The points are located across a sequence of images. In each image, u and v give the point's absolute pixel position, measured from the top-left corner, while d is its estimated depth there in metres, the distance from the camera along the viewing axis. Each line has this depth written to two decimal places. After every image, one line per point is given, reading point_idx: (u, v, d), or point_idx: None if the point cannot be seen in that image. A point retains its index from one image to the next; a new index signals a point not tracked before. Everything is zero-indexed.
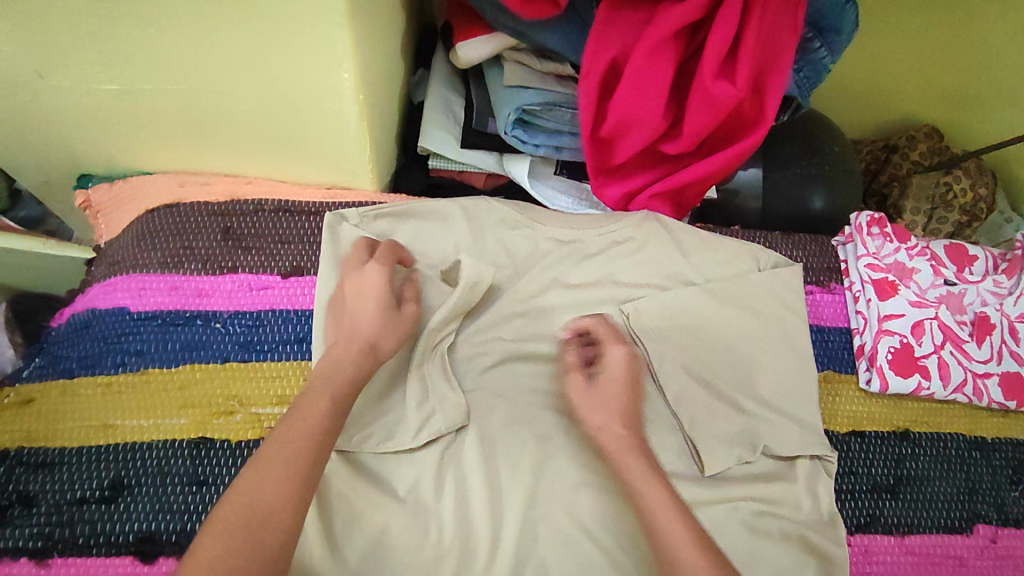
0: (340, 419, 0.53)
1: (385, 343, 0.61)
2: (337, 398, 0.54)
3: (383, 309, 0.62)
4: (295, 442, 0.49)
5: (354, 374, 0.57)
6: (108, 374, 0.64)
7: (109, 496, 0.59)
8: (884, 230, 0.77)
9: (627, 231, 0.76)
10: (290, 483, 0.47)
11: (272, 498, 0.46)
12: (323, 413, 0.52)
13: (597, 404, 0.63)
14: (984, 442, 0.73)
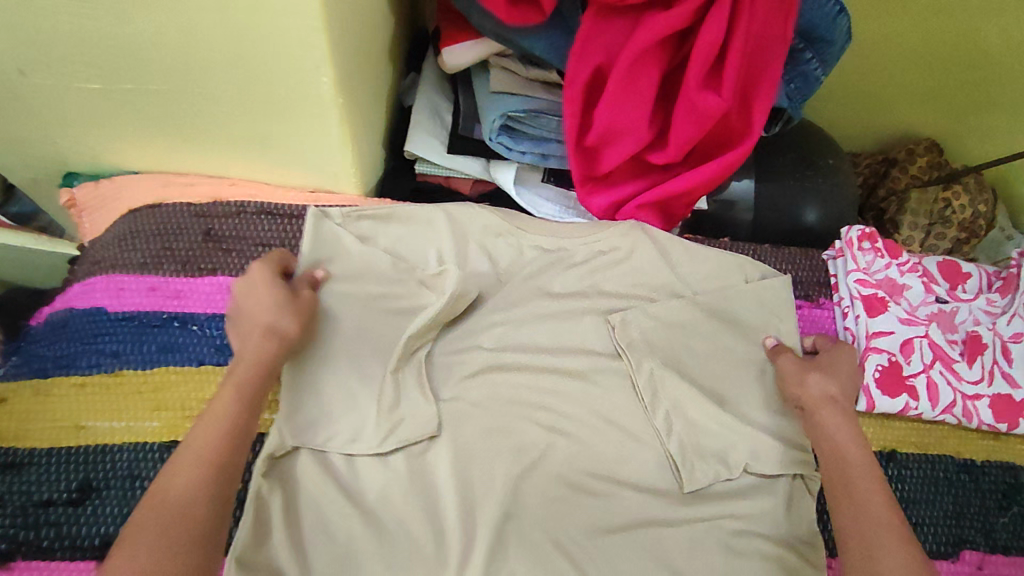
0: (249, 411, 0.54)
1: (280, 321, 0.60)
2: (246, 383, 0.56)
3: (268, 296, 0.61)
4: (194, 441, 0.51)
5: (259, 359, 0.57)
6: (82, 375, 0.64)
7: (77, 498, 0.59)
8: (875, 245, 0.75)
9: (612, 240, 0.75)
10: (201, 469, 0.49)
11: (184, 495, 0.48)
12: (230, 400, 0.54)
13: (805, 378, 0.66)
14: (973, 465, 0.71)
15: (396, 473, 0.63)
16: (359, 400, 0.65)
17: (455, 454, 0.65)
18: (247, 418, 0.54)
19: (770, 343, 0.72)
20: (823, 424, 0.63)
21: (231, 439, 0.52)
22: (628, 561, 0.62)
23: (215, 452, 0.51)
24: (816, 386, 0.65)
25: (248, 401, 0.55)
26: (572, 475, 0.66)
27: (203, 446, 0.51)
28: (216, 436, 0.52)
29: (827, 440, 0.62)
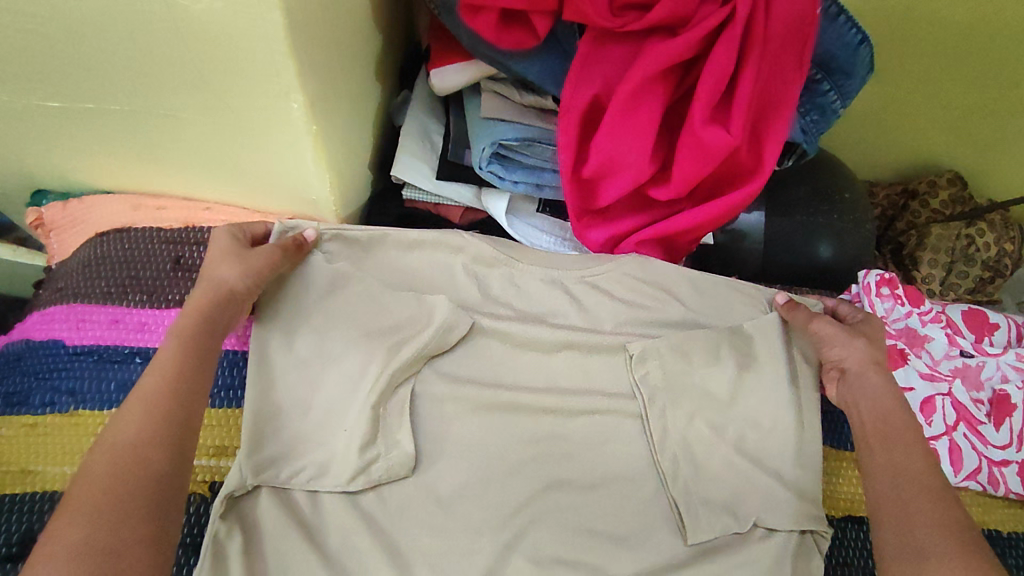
0: (203, 352, 0.52)
1: (222, 272, 0.57)
2: (192, 329, 0.53)
3: (222, 251, 0.59)
4: (149, 382, 0.48)
5: (201, 307, 0.54)
6: (34, 414, 0.59)
7: (16, 552, 0.53)
8: (895, 291, 0.70)
9: (613, 277, 0.71)
10: (149, 417, 0.46)
11: (136, 439, 0.45)
12: (172, 347, 0.51)
13: (842, 341, 0.64)
14: (997, 536, 0.64)
15: (368, 521, 0.59)
16: (335, 442, 0.60)
17: (431, 502, 0.60)
18: (194, 363, 0.51)
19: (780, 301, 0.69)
20: (865, 386, 0.61)
21: (176, 383, 0.49)
22: None
23: (164, 395, 0.48)
24: (853, 349, 0.63)
25: (193, 350, 0.52)
26: (558, 528, 0.61)
27: (153, 391, 0.48)
28: (163, 380, 0.49)
29: (868, 403, 0.60)
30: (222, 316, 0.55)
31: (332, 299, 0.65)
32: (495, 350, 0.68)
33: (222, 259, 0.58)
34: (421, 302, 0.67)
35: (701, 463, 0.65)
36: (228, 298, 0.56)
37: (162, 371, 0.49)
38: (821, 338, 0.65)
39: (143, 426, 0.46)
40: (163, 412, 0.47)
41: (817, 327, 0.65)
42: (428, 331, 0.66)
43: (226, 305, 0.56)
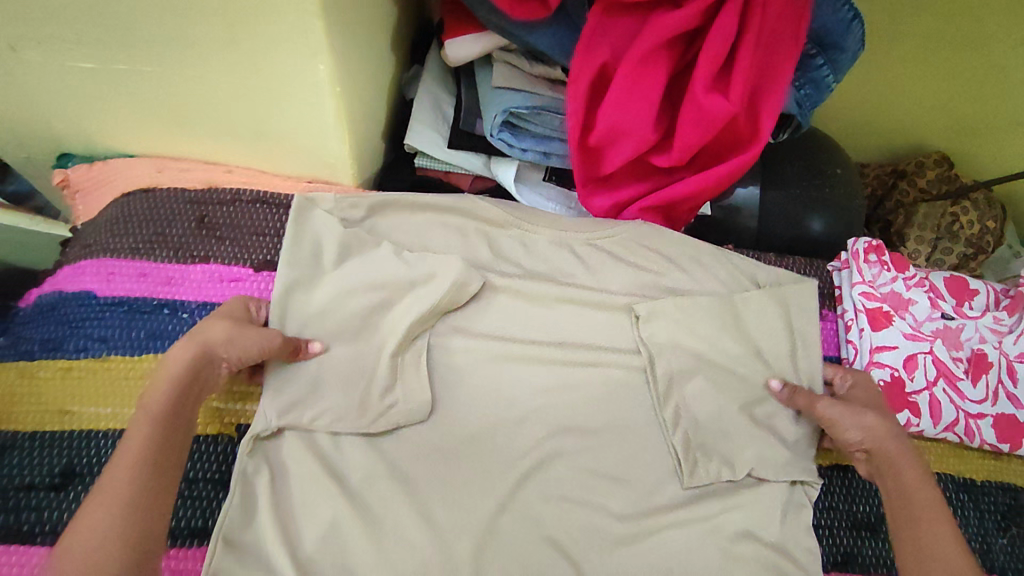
0: (174, 431, 0.51)
1: (212, 332, 0.57)
2: (168, 405, 0.52)
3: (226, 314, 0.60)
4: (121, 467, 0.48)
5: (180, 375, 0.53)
6: (69, 358, 0.62)
7: (58, 483, 0.57)
8: (882, 258, 0.74)
9: (617, 239, 0.75)
10: (117, 506, 0.46)
11: (104, 530, 0.44)
12: (150, 425, 0.50)
13: (851, 417, 0.64)
14: (973, 485, 0.69)
15: (387, 463, 0.63)
16: (357, 389, 0.64)
17: (444, 447, 0.64)
18: (172, 443, 0.51)
19: (775, 388, 0.69)
20: (893, 466, 0.60)
21: (147, 469, 0.48)
22: (623, 560, 0.62)
23: (133, 480, 0.47)
24: (868, 428, 0.62)
25: (167, 430, 0.51)
26: (566, 474, 0.65)
27: (120, 485, 0.47)
28: (132, 472, 0.47)
29: (895, 482, 0.59)
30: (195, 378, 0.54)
31: (349, 264, 0.69)
32: (505, 309, 0.72)
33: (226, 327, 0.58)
34: (436, 265, 0.70)
35: (701, 415, 0.69)
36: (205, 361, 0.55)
37: (133, 455, 0.48)
38: (835, 423, 0.64)
39: (113, 520, 0.45)
40: (133, 501, 0.46)
41: (823, 411, 0.65)
42: (442, 288, 0.69)
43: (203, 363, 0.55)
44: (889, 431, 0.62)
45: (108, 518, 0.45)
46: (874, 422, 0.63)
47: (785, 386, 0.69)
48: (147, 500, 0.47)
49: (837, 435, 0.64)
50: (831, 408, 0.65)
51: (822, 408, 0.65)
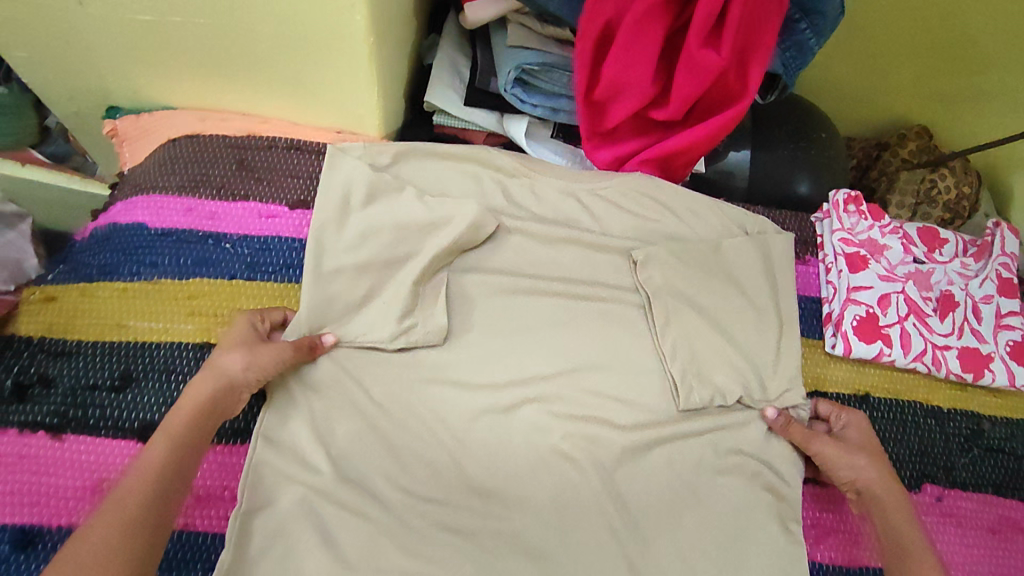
0: (184, 458, 0.54)
1: (229, 362, 0.60)
2: (181, 434, 0.55)
3: (235, 339, 0.62)
4: (130, 485, 0.50)
5: (196, 405, 0.57)
6: (125, 280, 0.69)
7: (119, 385, 0.63)
8: (860, 208, 0.81)
9: (618, 187, 0.82)
10: (120, 520, 0.48)
11: (104, 543, 0.46)
12: (161, 446, 0.53)
13: (848, 461, 0.67)
14: (939, 411, 0.76)
15: (414, 380, 0.70)
16: (381, 315, 0.71)
17: (463, 369, 0.71)
18: (180, 464, 0.53)
19: (771, 416, 0.72)
20: (884, 506, 0.65)
21: (153, 492, 0.50)
22: (621, 466, 0.69)
23: (141, 495, 0.50)
24: (861, 470, 0.67)
25: (179, 458, 0.54)
26: (573, 394, 0.72)
27: (121, 507, 0.48)
28: (139, 489, 0.50)
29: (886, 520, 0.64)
30: (211, 405, 0.58)
31: (374, 205, 0.76)
32: (517, 250, 0.78)
33: (236, 348, 0.61)
34: (454, 210, 0.76)
35: (697, 348, 0.75)
36: (223, 387, 0.59)
37: (141, 476, 0.51)
38: (829, 462, 0.68)
39: (112, 535, 0.47)
40: (132, 522, 0.48)
41: (817, 449, 0.69)
42: (454, 228, 0.75)
43: (215, 392, 0.58)
44: (879, 474, 0.67)
45: (107, 532, 0.47)
46: (867, 465, 0.67)
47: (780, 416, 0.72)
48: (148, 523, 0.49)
49: (831, 473, 0.68)
50: (828, 449, 0.69)
51: (817, 446, 0.69)
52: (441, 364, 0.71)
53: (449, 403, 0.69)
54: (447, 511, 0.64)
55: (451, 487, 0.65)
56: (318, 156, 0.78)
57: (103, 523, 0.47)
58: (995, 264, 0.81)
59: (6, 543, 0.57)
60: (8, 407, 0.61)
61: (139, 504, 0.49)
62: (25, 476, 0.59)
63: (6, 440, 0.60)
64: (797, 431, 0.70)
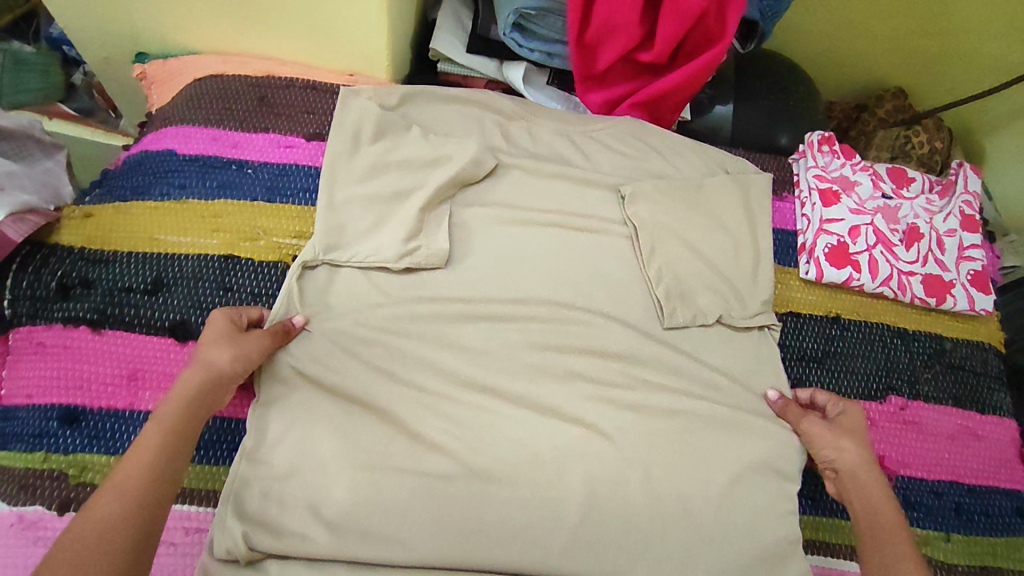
0: (181, 437, 0.56)
1: (215, 355, 0.62)
2: (177, 416, 0.57)
3: (218, 331, 0.63)
4: (129, 467, 0.52)
5: (188, 393, 0.59)
6: (156, 200, 0.75)
7: (151, 289, 0.70)
8: (833, 147, 0.88)
9: (607, 129, 0.87)
10: (121, 502, 0.51)
11: (107, 522, 0.49)
12: (156, 429, 0.56)
13: (833, 442, 0.71)
14: (905, 332, 0.82)
15: (416, 298, 0.74)
16: (384, 236, 0.76)
17: (464, 286, 0.76)
18: (175, 447, 0.55)
19: (772, 398, 0.75)
20: (861, 486, 0.68)
21: (157, 471, 0.53)
22: (609, 376, 0.74)
23: (141, 474, 0.52)
24: (844, 451, 0.70)
25: (177, 438, 0.56)
26: (564, 312, 0.76)
27: (123, 488, 0.51)
28: (140, 469, 0.53)
29: (862, 498, 0.67)
30: (204, 394, 0.60)
31: (382, 141, 0.80)
32: (514, 185, 0.82)
33: (218, 340, 0.62)
34: (454, 148, 0.81)
35: (680, 274, 0.79)
36: (211, 378, 0.61)
37: (139, 458, 0.53)
38: (815, 442, 0.72)
39: (113, 513, 0.50)
40: (133, 504, 0.51)
41: (806, 429, 0.73)
42: (453, 165, 0.80)
43: (206, 380, 0.60)
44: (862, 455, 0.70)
45: (105, 515, 0.49)
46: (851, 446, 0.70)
47: (782, 399, 0.75)
48: (149, 500, 0.52)
49: (816, 452, 0.72)
50: (815, 430, 0.72)
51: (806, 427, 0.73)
52: (440, 283, 0.75)
53: (450, 317, 0.74)
54: (448, 408, 0.69)
55: (453, 387, 0.70)
56: (332, 95, 0.85)
57: (101, 504, 0.50)
58: (957, 201, 0.88)
59: (55, 420, 0.64)
60: (52, 304, 0.68)
61: (140, 485, 0.52)
62: (70, 364, 0.66)
63: (52, 333, 0.67)
64: (792, 413, 0.74)
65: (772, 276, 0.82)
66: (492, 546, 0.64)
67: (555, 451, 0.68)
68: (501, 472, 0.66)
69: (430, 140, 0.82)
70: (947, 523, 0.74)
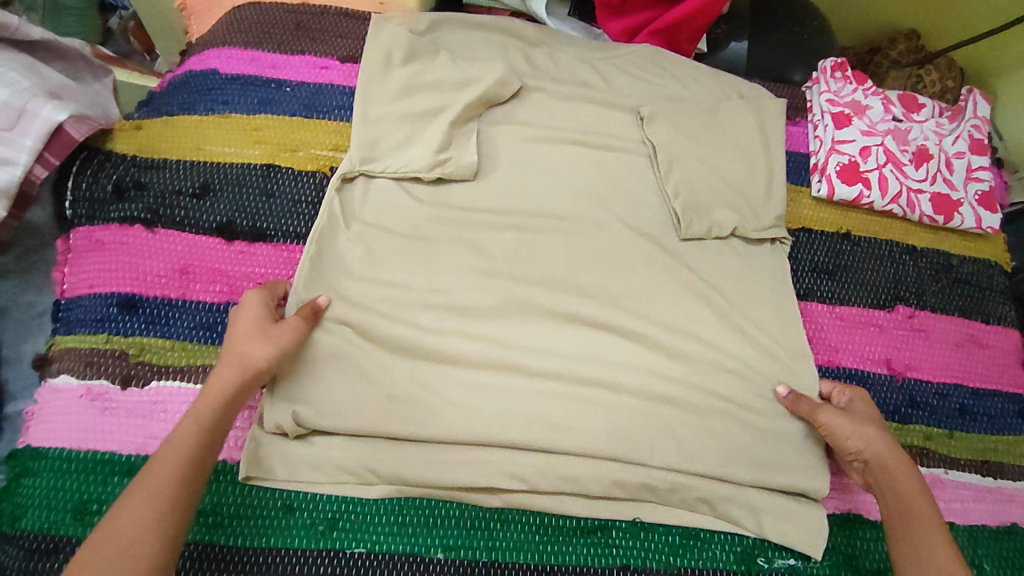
0: (213, 434, 0.58)
1: (250, 349, 0.61)
2: (209, 415, 0.58)
3: (254, 324, 0.63)
4: (162, 467, 0.54)
5: (224, 390, 0.59)
6: (201, 115, 0.80)
7: (200, 193, 0.75)
8: (846, 74, 0.91)
9: (626, 57, 0.91)
10: (156, 505, 0.52)
11: (140, 525, 0.51)
12: (193, 428, 0.57)
13: (856, 432, 0.68)
14: (914, 248, 0.86)
15: (446, 207, 0.78)
16: (415, 150, 0.79)
17: (491, 198, 0.79)
18: (206, 453, 0.57)
19: (782, 392, 0.73)
20: (891, 476, 0.65)
21: (193, 472, 0.55)
22: (630, 282, 0.76)
23: (172, 475, 0.54)
24: (870, 441, 0.67)
25: (210, 439, 0.57)
26: (588, 223, 0.79)
27: (157, 488, 0.53)
28: (174, 471, 0.54)
29: (892, 491, 0.64)
30: (244, 392, 0.60)
31: (413, 63, 0.83)
32: (538, 107, 0.86)
33: (256, 334, 0.62)
34: (480, 70, 0.84)
35: (696, 190, 0.82)
36: (252, 377, 0.61)
37: (173, 459, 0.55)
38: (838, 433, 0.68)
39: (146, 515, 0.51)
40: (167, 505, 0.52)
41: (825, 421, 0.69)
42: (478, 86, 0.82)
43: (251, 377, 0.61)
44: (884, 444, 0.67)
45: (138, 519, 0.51)
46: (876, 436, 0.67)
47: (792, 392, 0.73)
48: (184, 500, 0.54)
49: (840, 443, 0.68)
50: (836, 421, 0.69)
51: (824, 418, 0.69)
52: (469, 195, 0.79)
53: (480, 227, 0.77)
54: (474, 303, 0.72)
55: (481, 286, 0.74)
56: (364, 22, 0.90)
57: (133, 507, 0.51)
58: (966, 126, 0.91)
59: (114, 306, 0.69)
60: (109, 205, 0.73)
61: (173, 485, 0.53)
62: (126, 258, 0.71)
63: (109, 231, 0.72)
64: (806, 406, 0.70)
65: (785, 192, 0.85)
66: (520, 427, 0.68)
67: (576, 345, 0.72)
68: (530, 361, 0.71)
69: (456, 61, 0.84)
70: (951, 421, 0.77)
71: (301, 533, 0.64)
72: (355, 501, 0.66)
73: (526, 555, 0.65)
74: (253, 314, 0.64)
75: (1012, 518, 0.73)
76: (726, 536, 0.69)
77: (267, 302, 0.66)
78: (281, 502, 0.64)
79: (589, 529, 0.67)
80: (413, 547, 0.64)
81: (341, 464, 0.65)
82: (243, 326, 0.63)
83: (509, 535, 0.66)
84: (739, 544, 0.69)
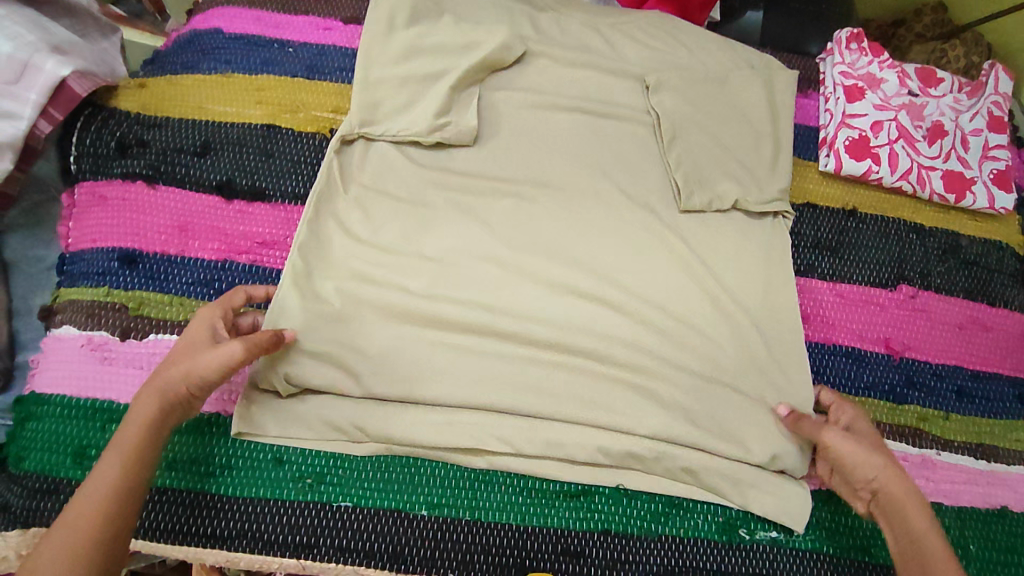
0: (143, 464, 0.56)
1: (170, 373, 0.58)
2: (137, 443, 0.56)
3: (185, 347, 0.60)
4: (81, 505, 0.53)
5: (149, 416, 0.57)
6: (204, 73, 0.80)
7: (200, 152, 0.75)
8: (861, 45, 0.88)
9: (634, 22, 0.89)
10: (73, 546, 0.51)
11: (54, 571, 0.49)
12: (113, 472, 0.54)
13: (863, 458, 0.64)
14: (923, 227, 0.84)
15: (440, 175, 0.77)
16: (414, 115, 0.78)
17: (488, 165, 0.79)
18: (132, 486, 0.55)
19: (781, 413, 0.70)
20: (900, 507, 0.62)
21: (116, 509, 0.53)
22: (623, 254, 0.76)
23: (94, 512, 0.52)
24: (878, 470, 0.63)
25: (137, 470, 0.55)
26: (585, 193, 0.78)
27: (74, 528, 0.51)
28: (95, 510, 0.52)
29: (903, 527, 0.61)
30: (170, 419, 0.58)
31: (416, 26, 0.81)
32: (540, 74, 0.84)
33: (182, 355, 0.60)
34: (481, 34, 0.82)
35: (698, 163, 0.80)
36: (174, 401, 0.58)
37: (94, 495, 0.53)
38: (845, 456, 0.65)
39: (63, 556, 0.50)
40: (86, 546, 0.51)
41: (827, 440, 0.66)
42: (478, 52, 0.81)
43: (173, 399, 0.58)
44: (896, 473, 0.63)
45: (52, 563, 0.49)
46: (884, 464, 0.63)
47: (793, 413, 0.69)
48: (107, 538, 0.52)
49: (849, 472, 0.65)
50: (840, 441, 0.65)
51: (829, 439, 0.65)
52: (466, 161, 0.79)
53: (472, 195, 0.77)
54: (465, 270, 0.73)
55: (473, 254, 0.73)
56: None
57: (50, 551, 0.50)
58: (986, 102, 0.88)
59: (116, 260, 0.70)
60: (113, 160, 0.74)
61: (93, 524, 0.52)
62: (128, 214, 0.72)
63: (112, 187, 0.73)
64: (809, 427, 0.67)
65: (791, 166, 0.83)
66: (506, 394, 0.68)
67: (567, 313, 0.72)
68: (520, 329, 0.70)
69: (458, 24, 0.83)
70: (948, 403, 0.77)
71: (289, 486, 0.66)
72: (343, 457, 0.67)
73: (510, 515, 0.67)
74: (194, 335, 0.61)
75: (1003, 502, 0.73)
76: (709, 506, 0.70)
77: (216, 322, 0.63)
78: (270, 455, 0.66)
79: (573, 494, 0.69)
80: (398, 503, 0.66)
81: (331, 421, 0.67)
82: (176, 351, 0.61)
83: (493, 496, 0.68)
84: (721, 514, 0.70)
